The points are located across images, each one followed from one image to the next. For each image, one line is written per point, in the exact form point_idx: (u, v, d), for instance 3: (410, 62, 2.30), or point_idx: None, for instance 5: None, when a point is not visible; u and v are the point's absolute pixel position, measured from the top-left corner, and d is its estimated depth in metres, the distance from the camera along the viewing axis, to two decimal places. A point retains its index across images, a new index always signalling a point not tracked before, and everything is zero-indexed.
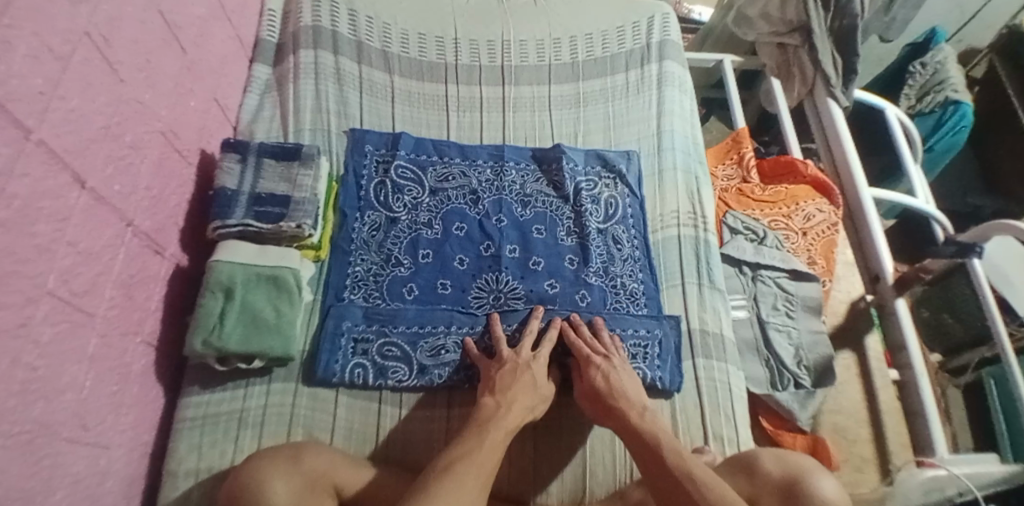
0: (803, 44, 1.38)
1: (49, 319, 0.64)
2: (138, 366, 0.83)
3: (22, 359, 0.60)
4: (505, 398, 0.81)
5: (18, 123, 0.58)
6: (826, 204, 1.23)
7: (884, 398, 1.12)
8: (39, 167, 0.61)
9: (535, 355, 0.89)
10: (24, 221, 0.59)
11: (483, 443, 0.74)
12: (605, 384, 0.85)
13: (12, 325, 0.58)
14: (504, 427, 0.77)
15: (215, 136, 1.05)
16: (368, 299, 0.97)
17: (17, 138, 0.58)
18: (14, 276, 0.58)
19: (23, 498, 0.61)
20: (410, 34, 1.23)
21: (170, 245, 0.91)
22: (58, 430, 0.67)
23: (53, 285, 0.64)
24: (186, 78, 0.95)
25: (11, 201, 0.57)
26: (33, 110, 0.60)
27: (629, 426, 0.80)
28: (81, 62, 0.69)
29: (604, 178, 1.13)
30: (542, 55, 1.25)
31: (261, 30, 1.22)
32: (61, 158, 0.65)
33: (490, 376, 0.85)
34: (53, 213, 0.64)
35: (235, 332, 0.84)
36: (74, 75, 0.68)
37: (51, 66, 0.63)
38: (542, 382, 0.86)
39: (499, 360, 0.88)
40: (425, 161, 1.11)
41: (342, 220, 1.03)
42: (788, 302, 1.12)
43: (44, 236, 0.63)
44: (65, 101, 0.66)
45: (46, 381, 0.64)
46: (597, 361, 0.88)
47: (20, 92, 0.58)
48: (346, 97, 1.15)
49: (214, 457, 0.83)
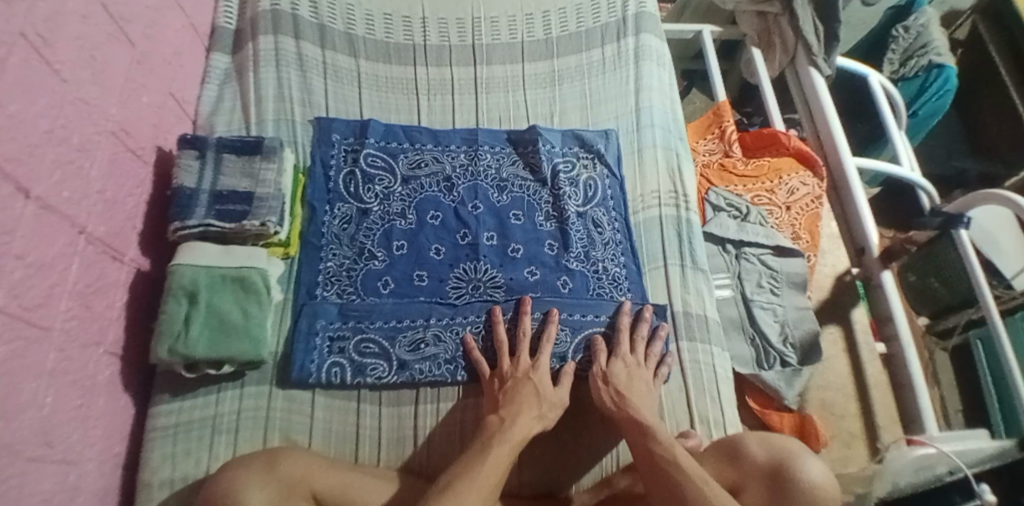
0: (784, 12, 1.35)
1: (3, 336, 0.61)
2: (103, 377, 0.80)
3: None
4: (509, 413, 0.79)
5: None
6: (810, 177, 1.21)
7: (871, 371, 1.14)
8: None
9: (536, 365, 0.86)
10: None
11: (486, 459, 0.72)
12: (624, 377, 0.86)
13: None
14: (511, 445, 0.75)
15: (172, 132, 1.00)
16: (342, 296, 0.94)
17: None
18: None
19: None
20: (375, 14, 1.17)
21: (129, 249, 0.87)
22: (22, 451, 0.64)
23: (4, 300, 0.61)
24: (137, 72, 0.90)
25: None
26: None
27: (641, 421, 0.79)
28: (19, 64, 0.64)
29: (582, 159, 1.09)
30: (515, 32, 1.20)
31: (217, 17, 1.16)
32: (3, 167, 0.61)
33: (494, 396, 0.84)
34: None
35: (202, 338, 0.80)
36: (12, 77, 0.63)
37: None
38: (547, 390, 0.84)
39: (500, 376, 0.86)
40: (396, 149, 1.06)
41: (311, 214, 0.99)
42: (772, 279, 1.10)
43: None
44: (4, 106, 0.62)
45: (4, 401, 0.62)
46: (626, 356, 0.89)
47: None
48: (310, 83, 1.09)
49: (189, 466, 0.81)
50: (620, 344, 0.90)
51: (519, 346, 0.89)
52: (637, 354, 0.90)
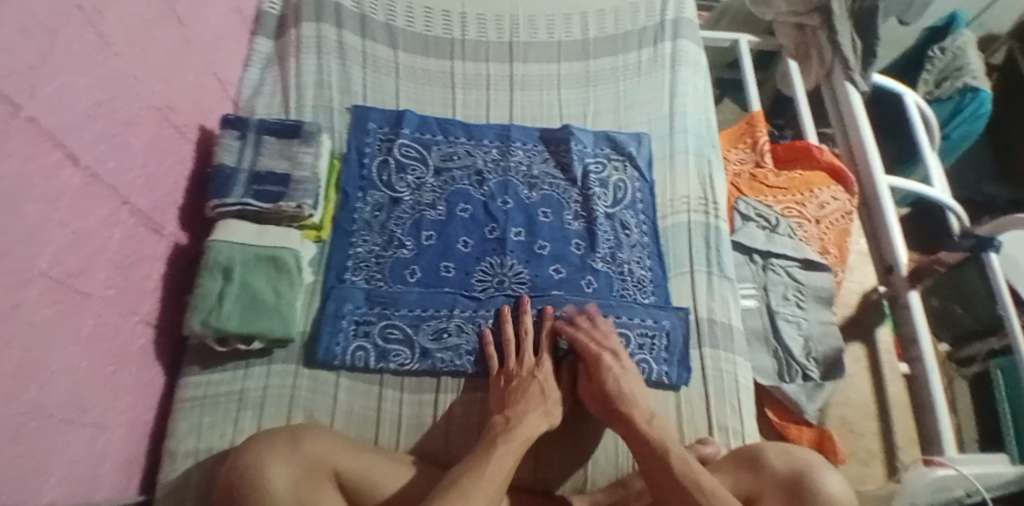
0: (822, 25, 1.35)
1: (44, 300, 0.64)
2: (136, 346, 0.83)
3: (15, 342, 0.60)
4: (515, 412, 0.80)
5: (10, 99, 0.57)
6: (841, 192, 1.20)
7: (893, 391, 1.13)
8: (30, 145, 0.61)
9: (541, 363, 0.88)
10: (13, 200, 0.59)
11: (491, 458, 0.70)
12: (614, 383, 0.83)
13: (6, 308, 0.58)
14: (518, 443, 0.75)
15: (215, 112, 1.02)
16: (370, 282, 0.95)
17: (9, 114, 0.57)
18: (6, 257, 0.58)
19: (18, 484, 0.61)
20: (416, 7, 1.19)
21: (169, 223, 0.89)
22: (54, 414, 0.67)
23: (46, 265, 0.64)
24: (184, 51, 0.92)
25: (3, 179, 0.57)
26: (24, 85, 0.59)
27: (636, 428, 0.77)
28: (73, 36, 0.67)
29: (613, 161, 1.09)
30: (552, 32, 1.21)
31: (262, 1, 1.18)
32: (52, 135, 0.64)
33: (500, 395, 0.84)
34: (44, 193, 0.64)
35: (234, 313, 0.83)
36: (65, 47, 0.66)
37: (41, 40, 0.61)
38: (551, 389, 0.85)
39: (506, 375, 0.87)
40: (429, 140, 1.08)
41: (344, 200, 1.01)
42: (798, 292, 1.09)
43: (35, 216, 0.62)
44: (56, 76, 0.64)
45: (41, 363, 0.64)
46: (611, 360, 0.86)
47: (10, 67, 0.57)
48: (349, 72, 1.11)
49: (214, 437, 0.83)
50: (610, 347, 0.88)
51: (523, 345, 0.90)
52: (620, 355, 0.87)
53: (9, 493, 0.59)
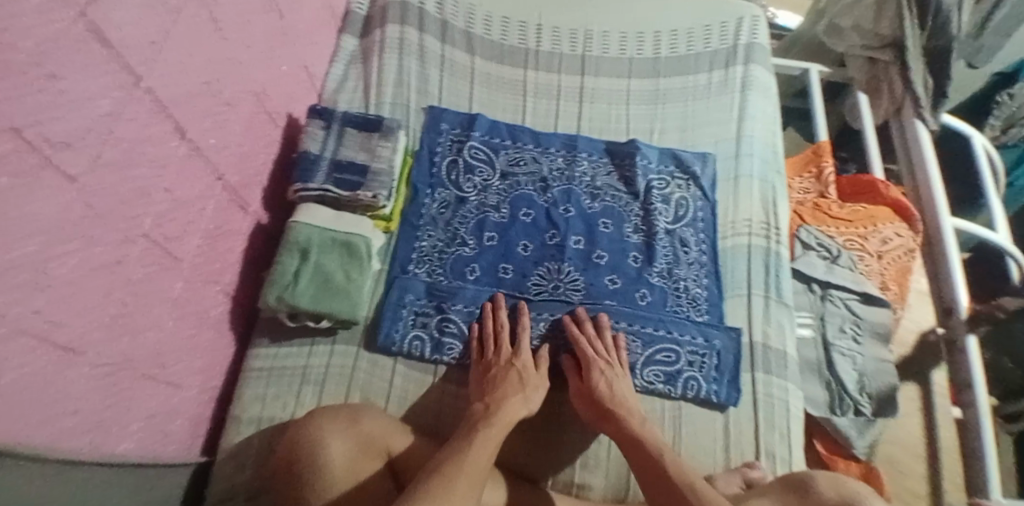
0: (895, 61, 1.33)
1: (142, 259, 0.70)
2: (214, 313, 0.88)
3: (113, 294, 0.66)
4: (494, 399, 0.81)
5: (130, 69, 0.63)
6: (905, 229, 1.18)
7: (943, 435, 1.10)
8: (145, 114, 0.67)
9: (518, 352, 0.89)
10: (126, 163, 0.65)
11: (470, 444, 0.71)
12: (603, 386, 0.86)
13: (108, 262, 0.64)
14: (496, 429, 0.76)
15: (301, 102, 1.08)
16: (431, 275, 0.99)
17: (128, 84, 0.63)
18: (114, 215, 0.64)
19: (99, 427, 0.66)
20: (494, 16, 1.23)
21: (253, 202, 0.95)
22: (138, 366, 0.72)
23: (148, 227, 0.70)
24: (282, 43, 0.99)
25: (120, 143, 0.63)
26: (145, 58, 0.66)
27: (626, 429, 0.82)
28: (190, 18, 0.73)
29: (677, 179, 1.10)
30: (624, 48, 1.23)
31: (352, 2, 1.25)
32: (166, 107, 0.71)
33: (480, 384, 0.86)
34: (154, 160, 0.69)
35: (307, 292, 0.87)
36: (183, 28, 0.72)
37: (163, 17, 0.68)
38: (530, 375, 0.86)
39: (485, 365, 0.88)
40: (498, 144, 1.11)
41: (413, 194, 1.05)
42: (856, 326, 1.08)
43: (143, 180, 0.68)
44: (173, 54, 0.71)
45: (133, 317, 0.70)
46: (598, 360, 0.88)
47: (135, 39, 0.63)
48: (427, 74, 1.16)
49: (276, 408, 0.87)
50: (594, 349, 0.90)
51: (501, 336, 0.91)
52: (605, 355, 0.90)
53: (88, 438, 0.64)
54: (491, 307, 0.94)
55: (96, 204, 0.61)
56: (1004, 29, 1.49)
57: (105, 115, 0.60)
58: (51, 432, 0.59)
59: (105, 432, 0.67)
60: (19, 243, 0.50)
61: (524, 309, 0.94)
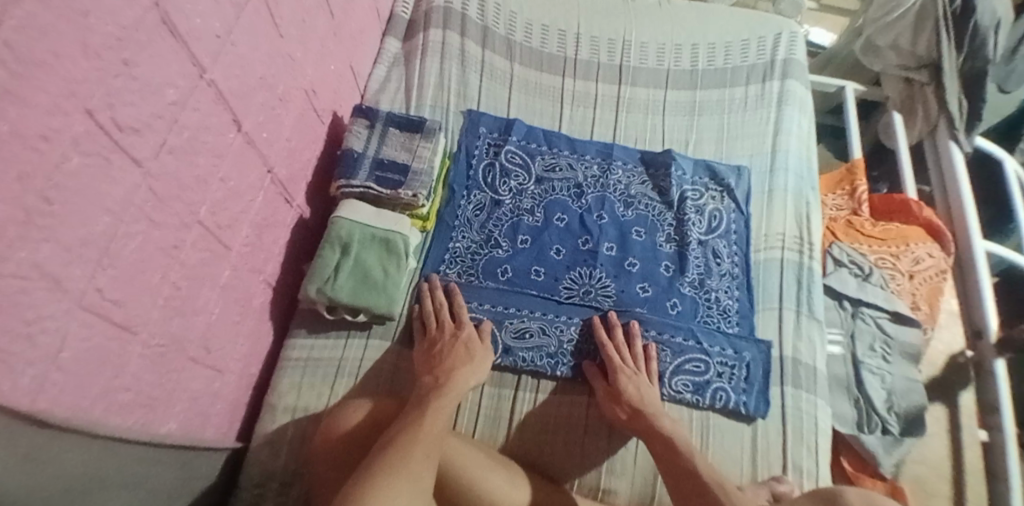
0: (930, 82, 1.34)
1: (196, 245, 0.72)
2: (257, 302, 0.90)
3: (168, 277, 0.68)
4: (442, 371, 0.83)
5: (196, 61, 0.66)
6: (938, 250, 1.17)
7: (969, 456, 1.09)
8: (207, 104, 0.69)
9: (460, 325, 0.90)
10: (188, 152, 0.67)
11: (426, 413, 0.74)
12: (634, 392, 0.87)
13: (166, 246, 0.66)
14: (447, 398, 0.78)
15: (346, 101, 1.11)
16: (464, 275, 1.00)
17: (194, 74, 0.66)
18: (174, 200, 0.66)
19: (148, 405, 0.68)
20: (534, 24, 1.25)
21: (298, 196, 0.98)
22: (186, 349, 0.74)
23: (203, 215, 0.73)
24: (331, 42, 1.02)
25: (183, 132, 0.66)
26: (209, 51, 0.68)
27: (660, 432, 0.83)
28: (251, 13, 0.76)
29: (711, 190, 1.11)
30: (662, 60, 1.25)
31: (396, 6, 1.28)
32: (225, 99, 0.73)
33: (427, 357, 0.87)
34: (212, 149, 0.72)
35: (347, 286, 0.90)
36: (244, 23, 0.75)
37: (227, 12, 0.71)
38: (474, 346, 0.88)
39: (429, 341, 0.89)
40: (534, 149, 1.13)
41: (450, 196, 1.07)
42: (886, 345, 1.07)
43: (202, 168, 0.71)
44: (235, 48, 0.74)
45: (185, 301, 0.72)
46: (624, 366, 0.90)
47: (201, 32, 0.66)
48: (467, 78, 1.19)
49: (311, 398, 0.89)
50: (615, 355, 0.91)
51: (441, 314, 0.92)
52: (631, 362, 0.91)
53: (137, 415, 0.67)
54: (429, 289, 0.96)
55: (158, 190, 0.63)
56: None
57: (171, 103, 0.62)
58: (106, 406, 0.61)
59: (152, 411, 0.69)
60: (86, 222, 0.53)
61: (456, 293, 0.95)
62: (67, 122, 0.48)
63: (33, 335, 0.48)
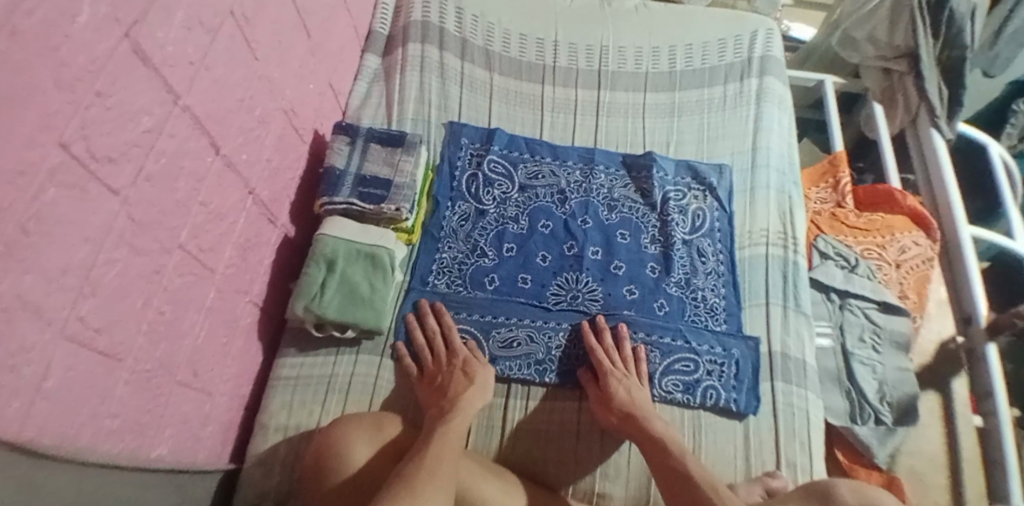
0: (909, 71, 1.34)
1: (179, 269, 0.73)
2: (244, 322, 0.91)
3: (152, 301, 0.68)
4: (447, 402, 0.83)
5: (171, 87, 0.67)
6: (924, 237, 1.19)
7: (966, 445, 1.08)
8: (184, 129, 0.70)
9: (453, 351, 0.91)
10: (166, 177, 0.68)
11: (430, 441, 0.75)
12: (626, 396, 0.87)
13: (147, 271, 0.67)
14: (454, 423, 0.79)
15: (327, 119, 1.12)
16: (451, 285, 1.01)
17: (169, 101, 0.66)
18: (154, 226, 0.67)
19: (138, 430, 0.69)
20: (512, 34, 1.26)
21: (282, 215, 0.99)
22: (173, 373, 0.74)
23: (185, 239, 0.73)
24: (309, 61, 1.03)
25: (160, 158, 0.66)
26: (184, 77, 0.69)
27: (653, 434, 0.83)
28: (225, 38, 0.77)
29: (693, 190, 1.12)
30: (640, 63, 1.26)
31: (374, 22, 1.29)
32: (203, 123, 0.74)
33: (432, 391, 0.87)
34: (191, 174, 0.73)
35: (334, 302, 0.90)
36: (219, 48, 0.76)
37: (201, 38, 0.72)
38: (473, 368, 0.88)
39: (429, 375, 0.89)
40: (517, 158, 1.14)
41: (434, 207, 1.08)
42: (875, 335, 1.08)
43: (182, 192, 0.71)
44: (210, 72, 0.74)
45: (170, 325, 0.73)
46: (614, 370, 0.90)
47: (174, 58, 0.67)
48: (448, 90, 1.20)
49: (303, 416, 0.89)
50: (605, 359, 0.91)
51: (434, 342, 0.93)
52: (622, 366, 0.91)
53: (127, 441, 0.67)
54: (416, 318, 0.96)
55: (137, 216, 0.64)
56: (1019, 40, 1.46)
57: (147, 130, 0.63)
58: (94, 433, 0.61)
59: (142, 436, 0.70)
60: (66, 251, 0.53)
61: (443, 310, 0.96)
62: (43, 155, 0.48)
63: (19, 366, 0.49)
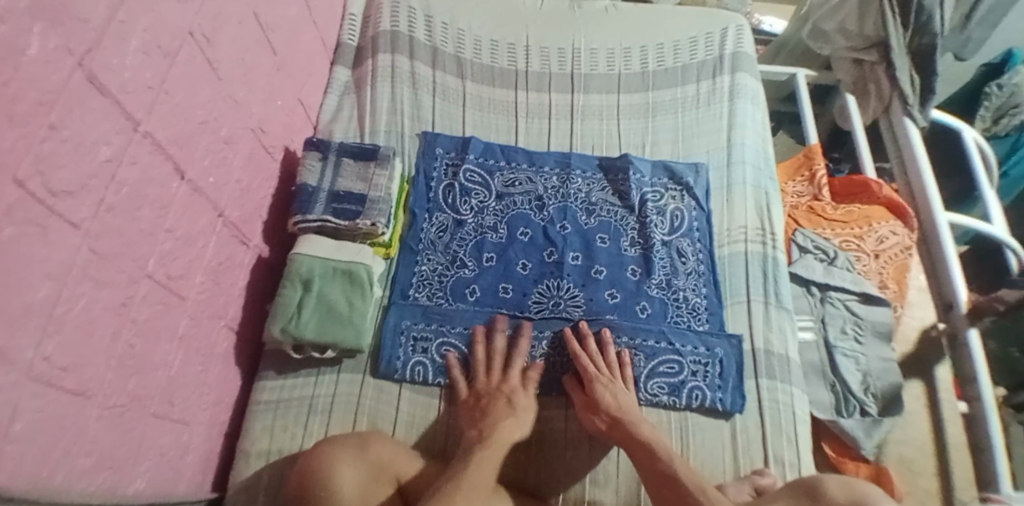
0: (881, 60, 1.35)
1: (148, 300, 0.71)
2: (221, 348, 0.89)
3: (121, 335, 0.67)
4: (486, 425, 0.82)
5: (129, 114, 0.65)
6: (900, 226, 1.19)
7: (951, 430, 1.10)
8: (145, 156, 0.68)
9: (507, 377, 0.89)
10: (129, 207, 0.66)
11: (468, 464, 0.73)
12: (612, 402, 0.86)
13: (114, 304, 0.65)
14: (489, 451, 0.77)
15: (297, 134, 1.11)
16: (431, 298, 0.99)
17: (128, 128, 0.65)
18: (119, 257, 0.65)
19: (113, 468, 0.67)
20: (483, 40, 1.26)
21: (254, 236, 0.97)
22: (147, 405, 0.73)
23: (152, 268, 0.71)
24: (276, 78, 1.01)
25: (121, 188, 0.64)
26: (143, 103, 0.67)
27: (639, 438, 0.83)
28: (185, 60, 0.75)
29: (671, 190, 1.12)
30: (612, 64, 1.25)
31: (343, 33, 1.28)
32: (165, 149, 0.72)
33: (473, 410, 0.86)
34: (155, 201, 0.71)
35: (311, 322, 0.88)
36: (179, 70, 0.74)
37: (159, 62, 0.70)
38: (518, 399, 0.87)
39: (474, 396, 0.88)
40: (493, 166, 1.13)
41: (411, 220, 1.07)
42: (857, 327, 1.08)
43: (147, 221, 0.70)
44: (171, 96, 0.73)
45: (141, 357, 0.71)
46: (598, 376, 0.89)
47: (132, 84, 0.65)
48: (420, 100, 1.19)
49: (285, 439, 0.87)
50: (590, 365, 0.90)
51: (492, 362, 0.91)
52: (607, 371, 0.91)
53: (102, 480, 0.65)
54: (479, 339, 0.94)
55: (100, 248, 0.62)
56: (990, 22, 1.49)
57: (105, 160, 0.61)
58: (67, 474, 0.60)
59: (117, 474, 0.68)
60: (26, 290, 0.51)
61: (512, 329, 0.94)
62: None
63: None
